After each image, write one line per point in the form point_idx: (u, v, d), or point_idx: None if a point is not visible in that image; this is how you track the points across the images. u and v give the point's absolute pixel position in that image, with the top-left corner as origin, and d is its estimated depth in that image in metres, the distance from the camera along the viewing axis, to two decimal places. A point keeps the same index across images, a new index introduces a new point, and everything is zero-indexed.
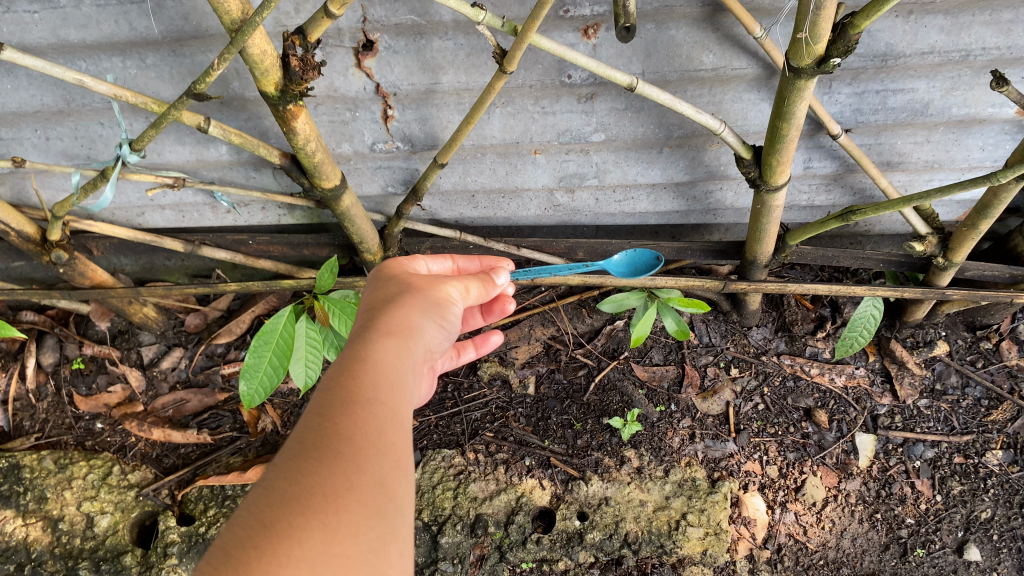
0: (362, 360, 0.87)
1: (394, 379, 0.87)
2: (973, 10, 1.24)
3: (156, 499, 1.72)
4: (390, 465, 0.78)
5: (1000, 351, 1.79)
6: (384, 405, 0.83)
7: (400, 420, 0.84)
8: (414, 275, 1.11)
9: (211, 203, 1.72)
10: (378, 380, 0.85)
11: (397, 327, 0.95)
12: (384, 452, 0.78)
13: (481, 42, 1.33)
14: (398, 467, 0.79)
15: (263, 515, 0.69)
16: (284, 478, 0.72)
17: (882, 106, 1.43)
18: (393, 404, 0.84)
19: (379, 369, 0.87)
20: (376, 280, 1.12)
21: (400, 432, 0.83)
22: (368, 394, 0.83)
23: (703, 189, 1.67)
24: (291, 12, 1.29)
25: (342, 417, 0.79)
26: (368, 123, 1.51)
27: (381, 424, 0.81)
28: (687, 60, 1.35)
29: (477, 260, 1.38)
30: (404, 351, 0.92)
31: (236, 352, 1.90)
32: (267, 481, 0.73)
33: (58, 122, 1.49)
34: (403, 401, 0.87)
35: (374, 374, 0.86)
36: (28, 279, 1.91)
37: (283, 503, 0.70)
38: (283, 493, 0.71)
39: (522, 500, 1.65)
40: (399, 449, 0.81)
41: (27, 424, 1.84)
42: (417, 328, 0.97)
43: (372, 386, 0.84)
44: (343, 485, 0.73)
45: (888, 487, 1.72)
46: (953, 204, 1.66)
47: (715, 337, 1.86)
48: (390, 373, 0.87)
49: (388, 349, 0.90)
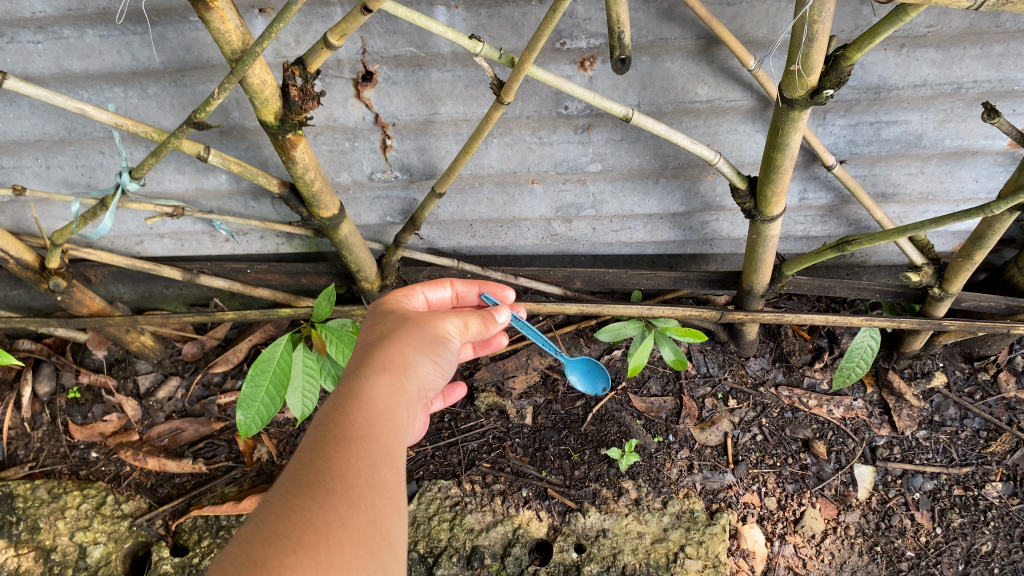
0: (358, 395, 0.87)
1: (388, 417, 0.87)
2: (964, 43, 1.26)
3: (150, 528, 1.69)
4: (382, 503, 0.78)
5: (998, 384, 1.81)
6: (377, 443, 0.83)
7: (393, 458, 0.84)
8: (411, 311, 1.11)
9: (210, 231, 1.72)
10: (372, 417, 0.85)
11: (393, 363, 0.95)
12: (377, 490, 0.78)
13: (479, 74, 1.35)
14: (391, 507, 0.79)
15: (255, 552, 0.68)
16: (278, 514, 0.72)
17: (876, 137, 1.44)
18: (386, 442, 0.84)
19: (374, 406, 0.87)
20: (372, 315, 1.12)
21: (394, 471, 0.82)
22: (361, 431, 0.83)
23: (699, 220, 1.68)
24: (291, 44, 1.31)
25: (336, 453, 0.79)
26: (367, 153, 1.52)
27: (374, 462, 0.81)
28: (682, 92, 1.37)
29: (476, 284, 1.39)
30: (399, 387, 0.92)
31: (232, 381, 1.90)
32: (259, 516, 0.73)
33: (59, 151, 1.50)
34: (396, 438, 0.87)
35: (368, 411, 0.86)
36: (26, 308, 1.92)
37: (276, 537, 0.69)
38: (277, 528, 0.70)
39: (518, 532, 1.64)
40: (393, 487, 0.81)
41: (21, 452, 1.83)
42: (411, 365, 0.97)
43: (366, 425, 0.84)
44: (336, 523, 0.72)
45: (888, 519, 1.70)
46: (948, 235, 1.68)
47: (712, 367, 1.86)
48: (385, 411, 0.87)
49: (383, 386, 0.90)
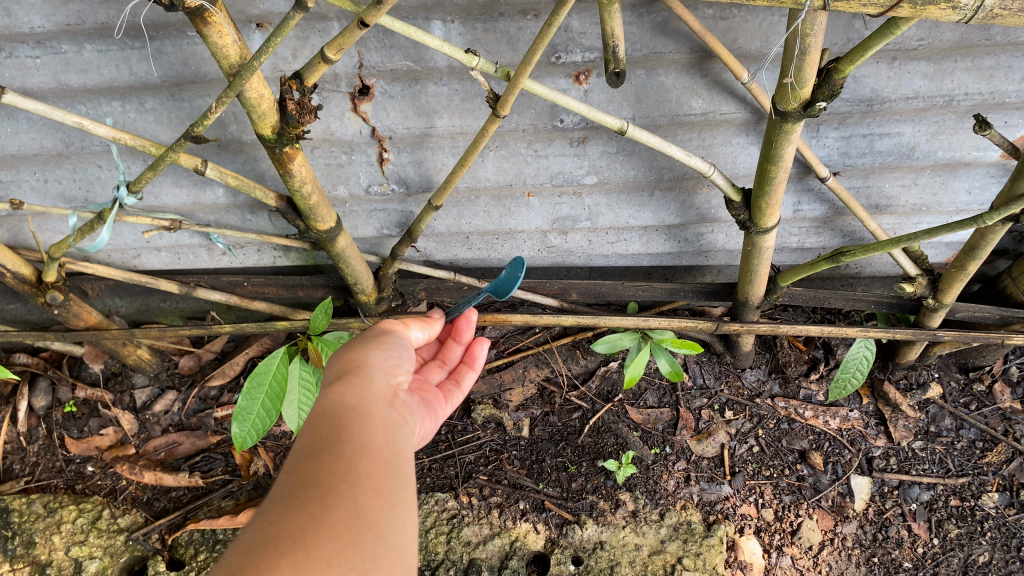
0: (321, 407, 0.86)
1: (356, 414, 0.86)
2: (956, 56, 1.27)
3: (146, 543, 1.70)
4: (365, 496, 0.76)
5: (993, 394, 1.81)
6: (351, 442, 0.81)
7: (373, 451, 0.82)
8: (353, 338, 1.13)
9: (207, 244, 1.73)
10: (340, 420, 0.84)
11: (346, 370, 0.95)
12: (357, 484, 0.76)
13: (475, 87, 1.36)
14: (377, 497, 0.76)
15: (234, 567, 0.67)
16: (256, 529, 0.71)
17: (870, 150, 1.45)
18: (362, 439, 0.82)
19: (338, 408, 0.86)
20: None
21: (376, 463, 0.80)
22: (333, 435, 0.81)
23: (695, 232, 1.69)
24: (288, 58, 1.32)
25: (310, 462, 0.77)
26: (364, 166, 1.53)
27: (350, 459, 0.79)
28: (677, 105, 1.38)
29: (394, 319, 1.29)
30: (358, 383, 0.92)
31: (229, 395, 1.89)
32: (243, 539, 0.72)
33: (57, 165, 1.51)
34: (373, 431, 0.85)
35: (335, 416, 0.84)
36: (22, 322, 1.92)
37: (253, 549, 0.68)
38: (255, 542, 0.69)
39: (516, 545, 1.64)
40: (377, 477, 0.78)
41: (17, 467, 1.82)
42: (365, 364, 0.97)
43: (336, 429, 0.82)
44: (313, 525, 0.71)
45: (884, 530, 1.71)
46: (942, 246, 1.69)
47: (709, 379, 1.86)
48: (351, 410, 0.86)
49: (344, 390, 0.89)
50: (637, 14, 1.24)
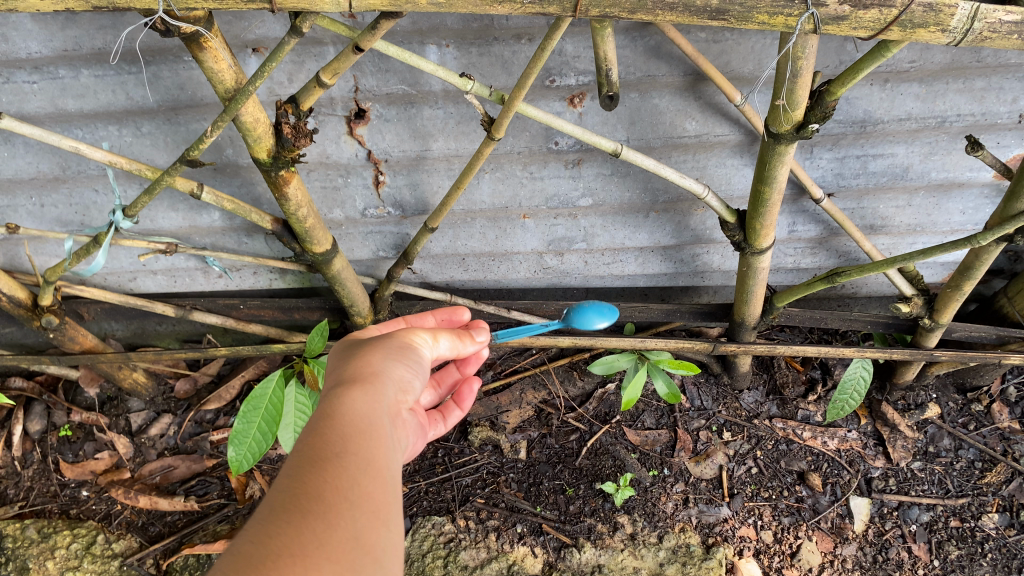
0: (330, 412, 0.85)
1: (364, 428, 0.84)
2: (948, 78, 1.28)
3: (140, 569, 1.68)
4: (364, 519, 0.75)
5: (991, 414, 1.81)
6: (355, 456, 0.80)
7: (376, 469, 0.81)
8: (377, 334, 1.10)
9: (203, 268, 1.73)
10: (348, 431, 0.82)
11: (361, 376, 0.93)
12: (358, 505, 0.75)
13: (470, 110, 1.37)
14: (376, 521, 0.76)
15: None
16: (254, 539, 0.69)
17: (863, 170, 1.46)
18: (366, 455, 0.81)
19: (347, 418, 0.84)
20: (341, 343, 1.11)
21: (376, 483, 0.79)
22: (338, 447, 0.80)
23: (690, 252, 1.70)
24: (284, 82, 1.33)
25: (314, 472, 0.76)
26: (359, 190, 1.53)
27: (353, 475, 0.78)
28: (671, 127, 1.39)
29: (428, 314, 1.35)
30: (371, 394, 0.90)
31: (225, 418, 1.89)
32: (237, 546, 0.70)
33: (53, 189, 1.51)
34: (378, 450, 0.83)
35: (342, 426, 0.83)
36: (18, 345, 1.92)
37: (251, 561, 0.67)
38: (251, 556, 0.67)
39: (513, 569, 1.62)
40: (378, 499, 0.77)
41: (11, 491, 1.81)
42: (382, 373, 0.95)
43: (341, 441, 0.81)
44: (312, 543, 0.69)
45: (885, 552, 1.69)
46: (937, 266, 1.70)
47: (706, 400, 1.86)
48: (360, 423, 0.85)
49: (356, 399, 0.88)
50: (631, 38, 1.24)
